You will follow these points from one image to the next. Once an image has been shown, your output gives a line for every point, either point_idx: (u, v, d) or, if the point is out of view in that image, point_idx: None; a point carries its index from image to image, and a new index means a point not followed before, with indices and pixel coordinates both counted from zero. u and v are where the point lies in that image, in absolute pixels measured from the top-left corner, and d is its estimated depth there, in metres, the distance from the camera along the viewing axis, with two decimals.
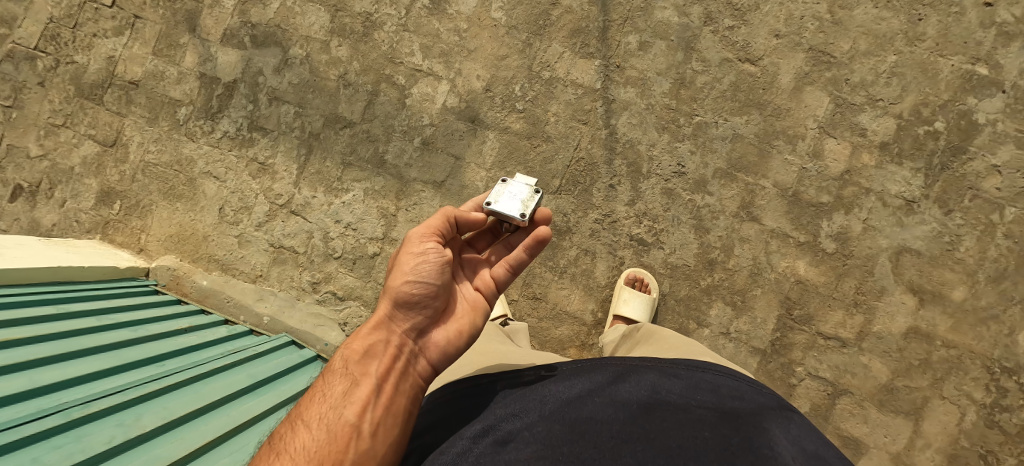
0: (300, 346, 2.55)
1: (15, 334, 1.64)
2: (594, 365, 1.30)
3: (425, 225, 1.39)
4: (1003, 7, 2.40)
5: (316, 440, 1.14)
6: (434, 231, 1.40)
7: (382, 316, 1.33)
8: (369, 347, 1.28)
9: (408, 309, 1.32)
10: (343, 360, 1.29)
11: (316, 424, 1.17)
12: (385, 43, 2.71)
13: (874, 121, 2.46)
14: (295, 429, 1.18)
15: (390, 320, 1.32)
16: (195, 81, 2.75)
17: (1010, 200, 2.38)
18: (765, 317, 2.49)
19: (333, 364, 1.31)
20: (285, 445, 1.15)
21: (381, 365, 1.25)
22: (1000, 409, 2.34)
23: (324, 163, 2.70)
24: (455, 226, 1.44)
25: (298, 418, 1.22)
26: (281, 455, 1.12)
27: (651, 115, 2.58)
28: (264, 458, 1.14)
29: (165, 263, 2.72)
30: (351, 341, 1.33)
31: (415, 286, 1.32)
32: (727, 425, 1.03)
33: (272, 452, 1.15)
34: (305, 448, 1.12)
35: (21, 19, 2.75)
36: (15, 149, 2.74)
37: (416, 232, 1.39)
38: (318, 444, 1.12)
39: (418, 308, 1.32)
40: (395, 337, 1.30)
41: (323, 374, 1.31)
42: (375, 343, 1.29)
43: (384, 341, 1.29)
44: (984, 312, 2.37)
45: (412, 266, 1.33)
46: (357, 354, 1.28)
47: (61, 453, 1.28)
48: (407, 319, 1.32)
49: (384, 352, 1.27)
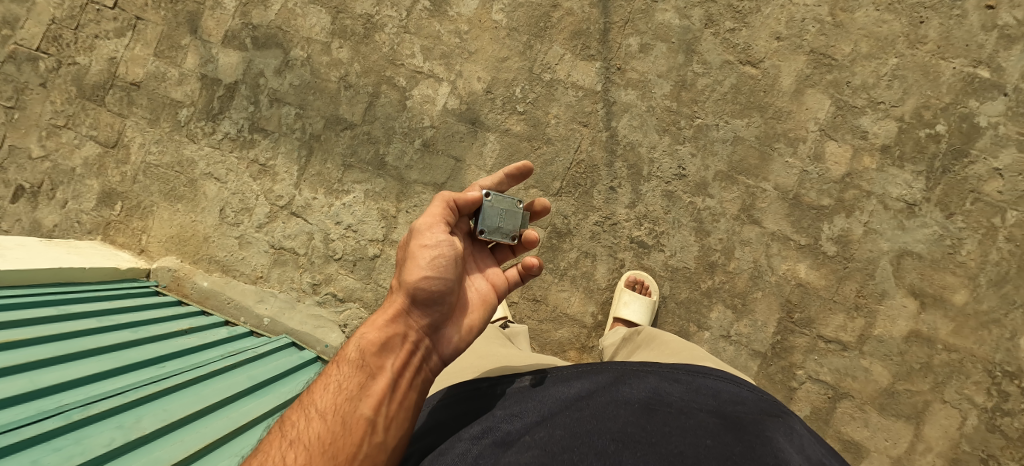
0: (300, 347, 2.55)
1: (17, 335, 1.65)
2: (594, 368, 1.30)
3: (431, 215, 1.34)
4: (1004, 10, 2.39)
5: (330, 431, 1.12)
6: (441, 220, 1.35)
7: (395, 310, 1.28)
8: (385, 340, 1.24)
9: (424, 303, 1.28)
10: (358, 350, 1.24)
11: (330, 416, 1.14)
12: (385, 45, 2.71)
13: (875, 124, 2.46)
14: (308, 418, 1.16)
15: (407, 314, 1.28)
16: (196, 82, 2.76)
17: (1012, 204, 2.37)
18: (766, 320, 2.49)
19: (346, 352, 1.26)
20: (298, 435, 1.13)
21: (398, 359, 1.23)
22: (1001, 414, 2.33)
23: (324, 165, 2.70)
24: (455, 210, 1.39)
25: (309, 407, 1.19)
26: (293, 446, 1.10)
27: (652, 117, 2.58)
28: (275, 447, 1.12)
29: (165, 264, 2.71)
30: (365, 329, 1.29)
31: (433, 278, 1.28)
32: (730, 434, 1.02)
33: (283, 441, 1.13)
34: (318, 440, 1.10)
35: (23, 20, 2.76)
36: (17, 150, 2.75)
37: (424, 223, 1.33)
38: (332, 435, 1.11)
39: (434, 304, 1.29)
40: (411, 332, 1.27)
41: (335, 361, 1.27)
42: (391, 336, 1.24)
43: (401, 335, 1.25)
44: (986, 315, 2.37)
45: (427, 258, 1.30)
46: (373, 345, 1.23)
47: (61, 455, 1.29)
48: (425, 315, 1.29)
49: (401, 347, 1.24)
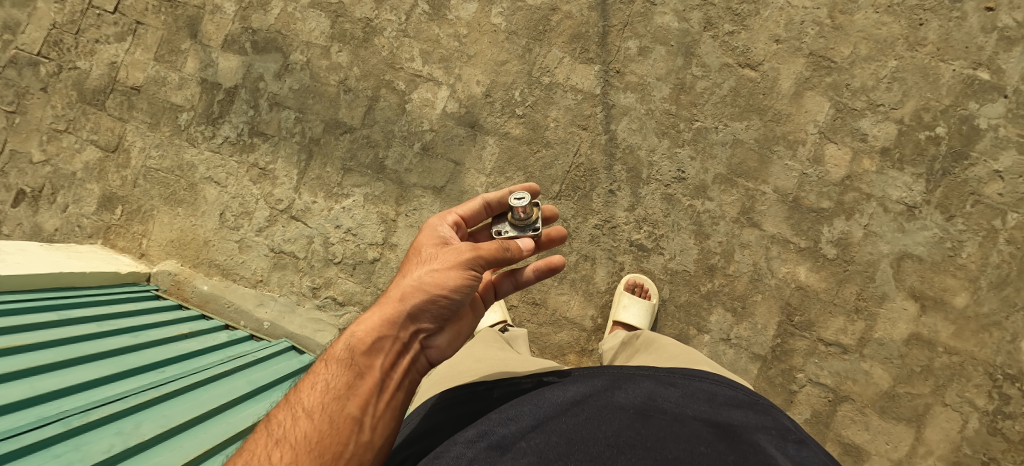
0: (300, 351, 2.54)
1: (15, 341, 1.65)
2: (589, 372, 1.29)
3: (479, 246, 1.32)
4: (1004, 12, 2.39)
5: (317, 430, 1.10)
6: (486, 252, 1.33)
7: (403, 314, 1.25)
8: (377, 340, 1.22)
9: (433, 317, 1.28)
10: (347, 349, 1.22)
11: (316, 414, 1.13)
12: (385, 49, 2.71)
13: (874, 127, 2.46)
14: (295, 417, 1.15)
15: (410, 320, 1.26)
16: (196, 86, 2.76)
17: (1013, 206, 2.36)
18: (766, 323, 2.48)
19: (335, 351, 1.24)
20: (285, 434, 1.12)
21: (388, 360, 1.21)
22: (1003, 417, 2.32)
23: (324, 169, 2.71)
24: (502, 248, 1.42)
25: (296, 406, 1.18)
26: (280, 445, 1.09)
27: (651, 120, 2.58)
28: (260, 447, 1.12)
29: (165, 268, 2.71)
30: (356, 327, 1.26)
31: (452, 302, 1.29)
32: (725, 443, 1.02)
33: (270, 440, 1.13)
34: (305, 439, 1.09)
35: (24, 24, 2.77)
36: (18, 154, 2.76)
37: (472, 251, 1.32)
38: (319, 434, 1.10)
39: (439, 319, 1.29)
40: (405, 335, 1.25)
41: (323, 359, 1.25)
42: (383, 337, 1.23)
43: (393, 338, 1.24)
44: (987, 318, 2.36)
45: (457, 282, 1.29)
46: (363, 345, 1.21)
47: (63, 460, 1.30)
48: (425, 325, 1.28)
49: (392, 349, 1.23)
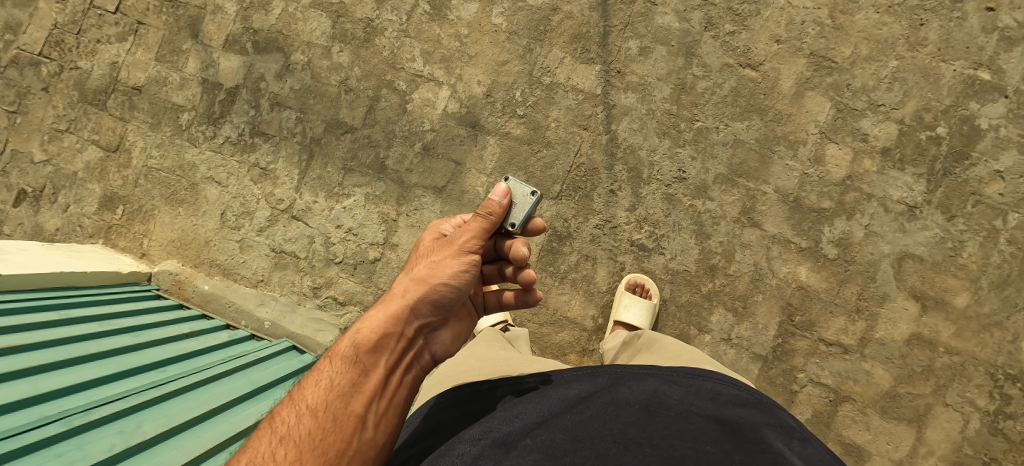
0: (300, 351, 2.55)
1: (15, 341, 1.64)
2: (593, 371, 1.29)
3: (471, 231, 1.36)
4: (1005, 12, 2.39)
5: (321, 427, 1.10)
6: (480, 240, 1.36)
7: (407, 307, 1.26)
8: (382, 337, 1.22)
9: (435, 309, 1.29)
10: (352, 346, 1.22)
11: (320, 412, 1.13)
12: (385, 49, 2.72)
13: (875, 126, 2.46)
14: (299, 414, 1.15)
15: (412, 313, 1.26)
16: (197, 86, 2.77)
17: (1014, 206, 2.36)
18: (766, 323, 2.48)
19: (339, 347, 1.24)
20: (289, 431, 1.12)
21: (393, 356, 1.21)
22: (1003, 417, 2.32)
23: (324, 169, 2.71)
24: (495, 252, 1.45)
25: (300, 403, 1.18)
26: (284, 442, 1.09)
27: (651, 120, 2.58)
28: (265, 444, 1.12)
29: (166, 268, 2.71)
30: (360, 325, 1.26)
31: (453, 291, 1.31)
32: (731, 441, 1.02)
33: (274, 437, 1.13)
34: (309, 436, 1.09)
35: (25, 25, 2.77)
36: (20, 154, 2.76)
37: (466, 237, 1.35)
38: (323, 432, 1.10)
39: (441, 310, 1.30)
40: (409, 329, 1.25)
41: (328, 357, 1.25)
42: (388, 333, 1.23)
43: (398, 334, 1.23)
44: (988, 318, 2.36)
45: (456, 270, 1.31)
46: (368, 343, 1.21)
47: (63, 460, 1.29)
48: (428, 317, 1.29)
49: (396, 346, 1.22)
